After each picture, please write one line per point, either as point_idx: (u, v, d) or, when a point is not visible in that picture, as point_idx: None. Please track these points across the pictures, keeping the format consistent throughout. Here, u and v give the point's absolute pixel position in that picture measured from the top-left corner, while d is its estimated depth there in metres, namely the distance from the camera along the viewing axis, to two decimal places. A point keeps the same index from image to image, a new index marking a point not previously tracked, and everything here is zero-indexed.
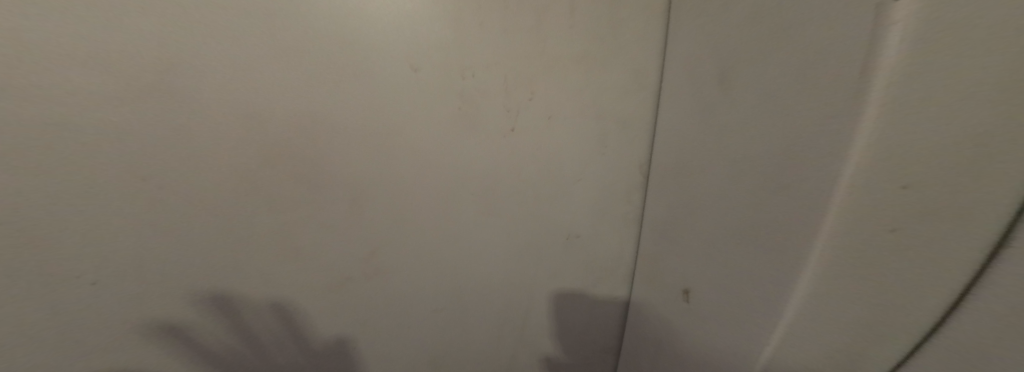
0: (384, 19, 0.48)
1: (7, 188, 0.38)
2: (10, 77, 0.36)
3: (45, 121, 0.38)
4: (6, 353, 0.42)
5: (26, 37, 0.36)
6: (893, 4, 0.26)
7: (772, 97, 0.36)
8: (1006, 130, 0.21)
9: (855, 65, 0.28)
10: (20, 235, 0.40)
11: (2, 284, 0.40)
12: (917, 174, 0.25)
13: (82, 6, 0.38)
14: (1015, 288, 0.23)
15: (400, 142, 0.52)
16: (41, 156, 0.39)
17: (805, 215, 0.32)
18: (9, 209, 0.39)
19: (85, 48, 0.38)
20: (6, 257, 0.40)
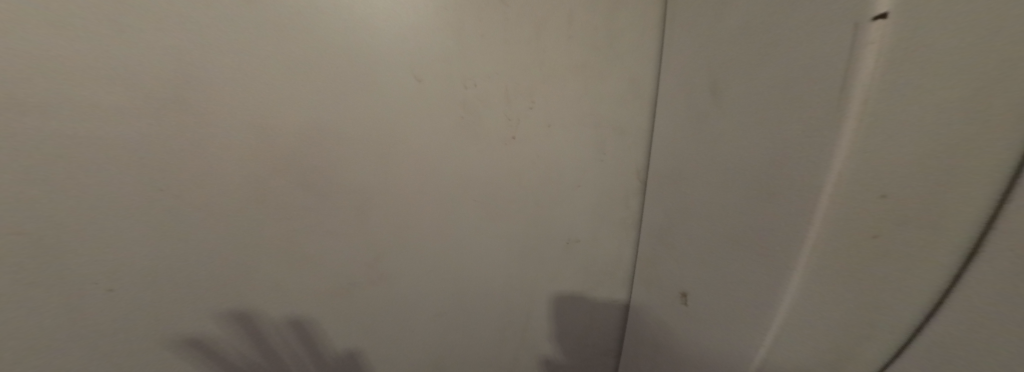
0: (388, 31, 0.50)
1: (37, 196, 0.41)
2: (37, 92, 0.39)
3: (70, 133, 0.41)
4: (35, 351, 0.45)
5: (52, 55, 0.39)
6: (869, 24, 0.28)
7: (760, 108, 0.38)
8: (974, 144, 0.24)
9: (835, 79, 0.30)
10: (48, 240, 0.42)
11: (31, 285, 0.43)
12: (896, 184, 0.27)
13: (104, 26, 0.40)
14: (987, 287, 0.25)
15: (404, 149, 0.54)
16: (67, 168, 0.41)
17: (792, 219, 0.34)
18: (39, 215, 0.41)
19: (107, 64, 0.41)
20: (35, 260, 0.42)
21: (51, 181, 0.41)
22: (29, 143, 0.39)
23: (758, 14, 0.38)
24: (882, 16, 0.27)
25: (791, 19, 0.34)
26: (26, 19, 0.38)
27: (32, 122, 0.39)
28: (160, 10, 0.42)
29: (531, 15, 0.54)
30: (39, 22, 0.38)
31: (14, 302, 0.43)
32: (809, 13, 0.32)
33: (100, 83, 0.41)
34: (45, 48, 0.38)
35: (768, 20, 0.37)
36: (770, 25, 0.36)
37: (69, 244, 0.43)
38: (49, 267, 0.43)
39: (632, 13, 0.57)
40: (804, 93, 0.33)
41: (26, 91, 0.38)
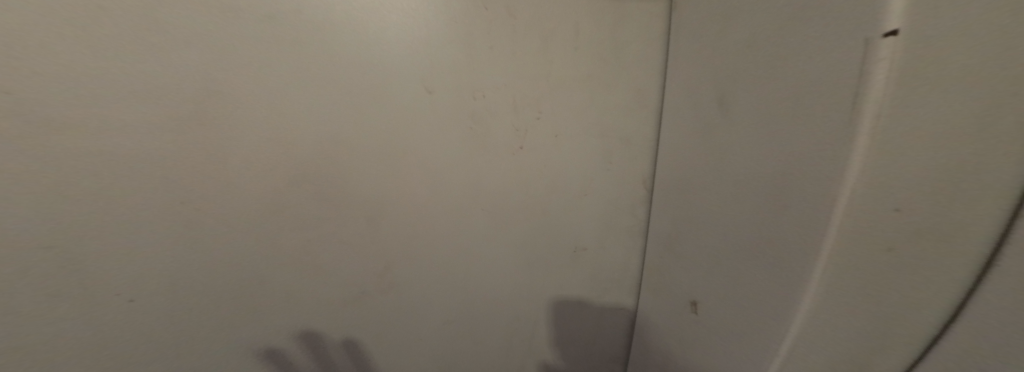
0: (399, 44, 0.51)
1: (55, 214, 0.42)
2: (56, 110, 0.40)
3: (88, 150, 0.41)
4: (48, 367, 0.45)
5: (73, 74, 0.40)
6: (879, 40, 0.28)
7: (768, 120, 0.38)
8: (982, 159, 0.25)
9: (845, 94, 0.30)
10: (65, 257, 0.43)
11: (46, 302, 0.43)
12: (910, 198, 0.28)
13: (125, 44, 0.41)
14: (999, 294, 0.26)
15: (415, 160, 0.54)
16: (88, 181, 0.42)
17: (806, 233, 0.34)
18: (56, 233, 0.42)
19: (129, 82, 0.42)
20: (52, 277, 0.43)
21: (70, 194, 0.42)
22: (48, 157, 0.40)
23: (766, 28, 0.38)
24: (892, 33, 0.27)
25: (798, 33, 0.35)
26: (46, 36, 0.38)
27: (52, 137, 0.40)
28: (179, 27, 0.43)
29: (539, 26, 0.55)
30: (61, 40, 0.39)
31: (33, 317, 0.43)
32: (818, 27, 0.33)
33: (122, 100, 0.42)
34: (69, 66, 0.39)
35: (775, 34, 0.37)
36: (779, 38, 0.37)
37: (88, 258, 0.44)
38: (70, 279, 0.44)
39: (638, 25, 0.58)
40: (815, 107, 0.33)
41: (45, 108, 0.39)
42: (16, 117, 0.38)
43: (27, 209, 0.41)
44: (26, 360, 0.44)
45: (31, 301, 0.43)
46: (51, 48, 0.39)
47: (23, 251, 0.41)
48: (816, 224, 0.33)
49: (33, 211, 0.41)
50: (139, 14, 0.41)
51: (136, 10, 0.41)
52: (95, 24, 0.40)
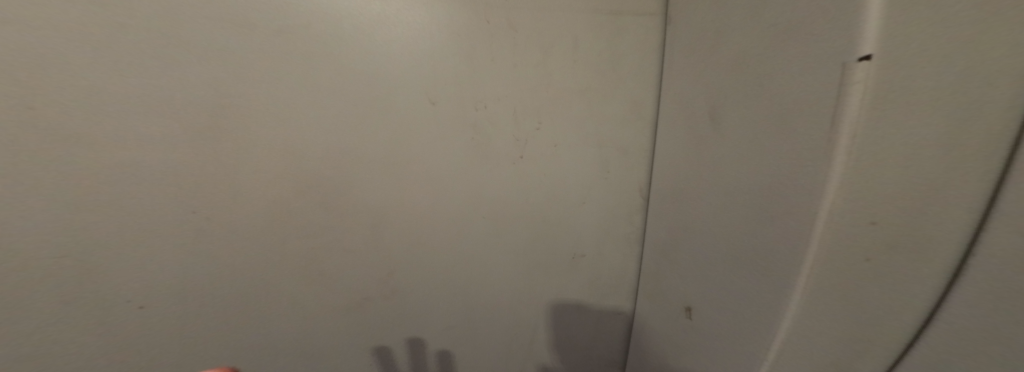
0: (404, 57, 0.53)
1: (80, 223, 0.45)
2: (84, 125, 0.43)
3: (112, 163, 0.45)
4: (67, 366, 0.48)
5: (100, 93, 0.43)
6: (854, 65, 0.29)
7: (755, 135, 0.40)
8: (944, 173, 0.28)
9: (825, 114, 0.32)
10: (87, 263, 0.46)
11: (70, 304, 0.47)
12: (886, 212, 0.30)
13: (146, 63, 0.44)
14: (965, 298, 0.28)
15: (417, 169, 0.56)
16: (112, 192, 0.45)
17: (789, 244, 0.36)
18: (81, 240, 0.46)
19: (149, 98, 0.45)
20: (75, 281, 0.46)
21: (95, 204, 0.45)
22: (77, 171, 0.44)
23: (753, 46, 0.41)
24: (866, 58, 0.29)
25: (781, 54, 0.37)
26: (82, 60, 0.42)
27: (83, 152, 0.44)
28: (197, 45, 0.45)
29: (538, 40, 0.57)
30: (94, 64, 0.43)
31: (59, 317, 0.47)
32: (800, 49, 0.35)
33: (145, 116, 0.45)
34: (97, 87, 0.43)
35: (763, 52, 0.39)
36: (765, 58, 0.39)
37: (107, 264, 0.47)
38: (91, 285, 0.47)
39: (635, 38, 0.60)
40: (798, 124, 0.35)
41: (76, 123, 0.43)
42: (52, 132, 0.42)
43: (57, 218, 0.44)
44: (53, 361, 0.48)
45: (57, 302, 0.46)
46: (81, 68, 0.42)
47: (51, 257, 0.45)
48: (800, 236, 0.35)
49: (58, 221, 0.44)
50: (159, 33, 0.44)
51: (156, 29, 0.44)
52: (123, 47, 0.43)
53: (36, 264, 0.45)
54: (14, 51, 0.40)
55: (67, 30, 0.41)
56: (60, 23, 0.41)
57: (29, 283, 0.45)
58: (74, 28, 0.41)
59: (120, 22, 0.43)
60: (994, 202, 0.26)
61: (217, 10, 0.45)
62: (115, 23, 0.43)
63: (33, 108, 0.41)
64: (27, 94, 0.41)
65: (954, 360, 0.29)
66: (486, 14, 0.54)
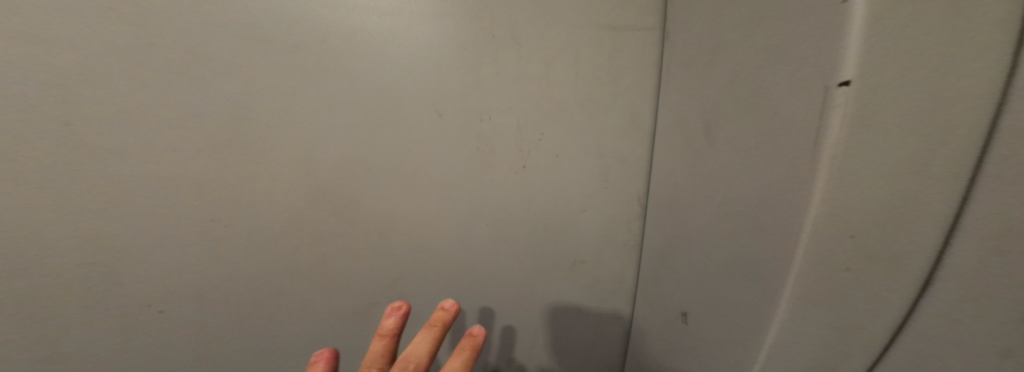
0: (412, 70, 0.55)
1: (104, 231, 0.48)
2: (112, 139, 0.46)
3: (135, 173, 0.47)
4: (88, 368, 0.51)
5: (128, 108, 0.46)
6: (835, 91, 0.32)
7: (746, 151, 0.43)
8: (915, 191, 0.30)
9: (809, 134, 0.34)
10: (110, 269, 0.49)
11: (93, 307, 0.49)
12: (865, 226, 0.33)
13: (168, 79, 0.47)
14: (934, 302, 0.31)
15: (424, 178, 0.58)
16: (135, 202, 0.48)
17: (777, 254, 0.39)
18: (104, 248, 0.48)
19: (170, 112, 0.47)
20: (98, 286, 0.49)
21: (119, 213, 0.48)
22: (105, 181, 0.46)
23: (745, 68, 0.43)
24: (845, 83, 0.31)
25: (769, 76, 0.40)
26: (111, 77, 0.45)
27: (110, 164, 0.46)
28: (218, 61, 0.48)
29: (542, 54, 0.59)
30: (121, 81, 0.45)
31: (82, 320, 0.49)
32: (788, 71, 0.38)
33: (166, 129, 0.47)
34: (126, 102, 0.46)
35: (754, 72, 0.42)
36: (755, 79, 0.42)
37: (128, 270, 0.49)
38: (114, 290, 0.49)
39: (635, 52, 0.62)
40: (786, 142, 0.37)
41: (105, 136, 0.45)
42: (82, 145, 0.45)
43: (83, 226, 0.47)
44: (74, 362, 0.50)
45: (81, 306, 0.49)
46: (110, 85, 0.45)
47: (77, 264, 0.47)
48: (785, 246, 0.38)
49: (88, 229, 0.47)
50: (182, 50, 0.46)
51: (179, 45, 0.46)
52: (149, 64, 0.46)
53: (64, 270, 0.47)
54: (48, 68, 0.43)
55: (99, 49, 0.44)
56: (92, 43, 0.44)
57: (57, 288, 0.47)
58: (107, 47, 0.44)
59: (147, 40, 0.45)
60: (964, 209, 0.29)
61: (236, 26, 0.47)
62: (141, 41, 0.45)
63: (64, 123, 0.44)
64: (60, 109, 0.44)
65: (926, 358, 0.32)
66: (491, 29, 0.57)
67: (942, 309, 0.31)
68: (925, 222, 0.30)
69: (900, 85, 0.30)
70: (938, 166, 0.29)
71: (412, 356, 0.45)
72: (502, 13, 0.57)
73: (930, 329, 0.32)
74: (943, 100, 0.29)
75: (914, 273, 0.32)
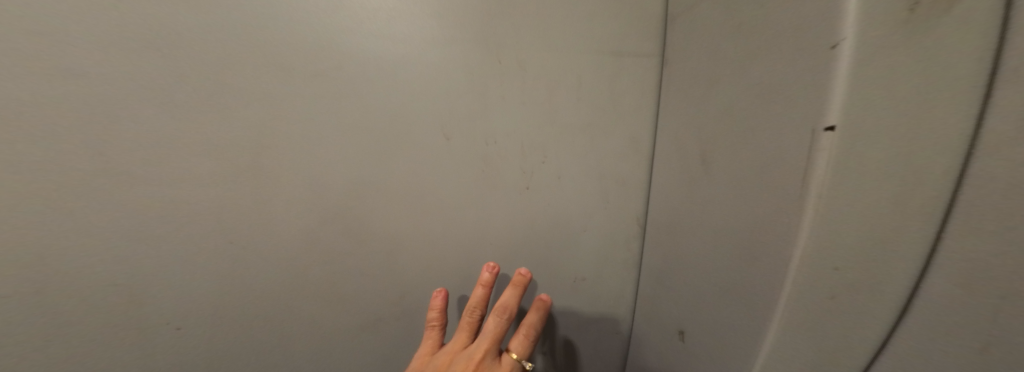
0: (422, 94, 0.57)
1: (129, 253, 0.49)
2: (141, 166, 0.48)
3: (159, 198, 0.49)
4: None
5: (155, 136, 0.48)
6: (820, 135, 0.36)
7: (741, 182, 0.46)
8: (894, 228, 0.33)
9: (798, 172, 0.38)
10: (131, 289, 0.50)
11: (112, 327, 0.51)
12: (847, 260, 0.35)
13: (194, 109, 0.49)
14: (911, 331, 0.34)
15: (432, 198, 0.60)
16: (157, 225, 0.50)
17: (770, 279, 0.42)
18: (127, 269, 0.50)
19: (193, 140, 0.49)
20: (121, 305, 0.51)
21: (142, 236, 0.50)
22: (131, 206, 0.48)
23: (739, 103, 0.46)
24: (830, 128, 0.35)
25: (762, 114, 0.43)
26: (142, 107, 0.47)
27: (137, 189, 0.48)
28: (237, 85, 0.50)
29: (546, 80, 0.62)
30: (151, 111, 0.47)
31: (99, 339, 0.50)
32: (780, 110, 0.41)
33: (191, 155, 0.49)
34: (154, 130, 0.48)
35: (749, 107, 0.45)
36: (748, 116, 0.45)
37: (147, 290, 0.51)
38: (134, 308, 0.51)
39: (634, 78, 0.65)
40: (778, 176, 0.41)
41: (134, 164, 0.48)
42: (112, 173, 0.47)
43: (107, 249, 0.49)
44: None
45: (102, 325, 0.50)
46: (141, 115, 0.47)
47: (99, 285, 0.49)
48: (774, 273, 0.42)
49: (103, 247, 0.48)
50: (206, 80, 0.49)
51: (204, 76, 0.48)
52: (174, 91, 0.48)
53: (76, 289, 0.48)
54: (83, 100, 0.45)
55: (131, 82, 0.46)
56: (124, 77, 0.46)
57: (79, 307, 0.49)
58: (137, 79, 0.46)
59: (174, 72, 0.47)
60: (939, 242, 0.32)
61: (257, 56, 0.50)
62: (169, 72, 0.47)
63: (98, 153, 0.46)
64: (89, 133, 0.46)
65: None
66: (498, 56, 0.59)
67: (915, 335, 0.34)
68: (901, 258, 0.33)
69: (879, 128, 0.32)
70: (913, 204, 0.32)
71: (505, 305, 0.60)
72: (509, 41, 0.59)
73: (904, 354, 0.34)
74: (918, 142, 0.31)
75: (891, 303, 0.34)
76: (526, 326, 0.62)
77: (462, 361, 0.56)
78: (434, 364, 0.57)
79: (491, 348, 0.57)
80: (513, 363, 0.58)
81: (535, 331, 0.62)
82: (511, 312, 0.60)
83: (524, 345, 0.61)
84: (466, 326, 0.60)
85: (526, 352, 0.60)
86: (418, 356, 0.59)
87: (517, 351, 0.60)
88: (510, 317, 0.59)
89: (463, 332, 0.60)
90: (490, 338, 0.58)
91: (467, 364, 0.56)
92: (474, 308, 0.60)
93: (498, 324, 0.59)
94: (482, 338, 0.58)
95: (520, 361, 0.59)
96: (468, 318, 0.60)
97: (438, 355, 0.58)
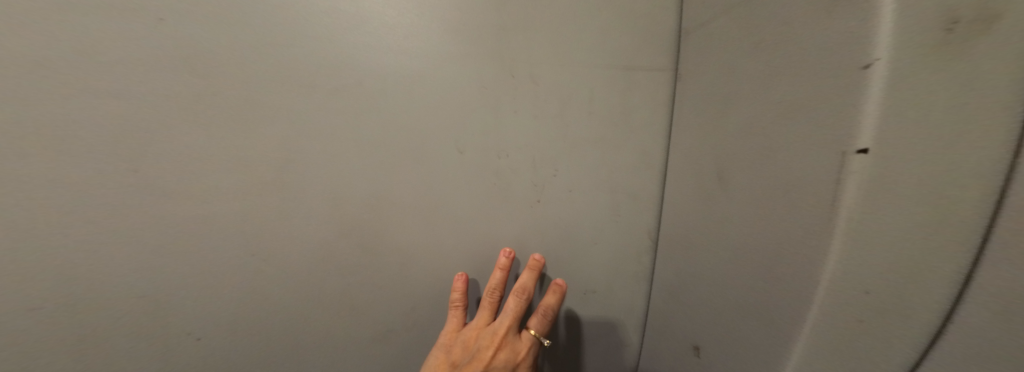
0: (435, 109, 0.57)
1: (151, 267, 0.50)
2: (164, 180, 0.49)
3: (178, 213, 0.50)
4: None
5: (175, 152, 0.48)
6: (851, 157, 0.35)
7: (760, 202, 0.45)
8: (925, 253, 0.32)
9: (827, 195, 0.37)
10: (150, 302, 0.51)
11: (131, 339, 0.51)
12: (876, 284, 0.35)
13: (213, 124, 0.49)
14: (942, 361, 0.32)
15: (445, 212, 0.60)
16: (176, 239, 0.50)
17: (794, 300, 0.42)
18: (147, 283, 0.50)
19: (213, 155, 0.49)
20: (140, 318, 0.51)
21: (162, 250, 0.50)
22: (152, 220, 0.49)
23: (759, 120, 0.45)
24: (862, 151, 0.34)
25: (784, 133, 0.42)
26: (164, 123, 0.47)
27: (158, 204, 0.49)
28: (253, 101, 0.50)
29: (559, 94, 0.61)
30: (173, 127, 0.48)
31: (117, 352, 0.51)
32: (804, 131, 0.40)
33: (210, 171, 0.50)
34: (174, 146, 0.48)
35: (770, 126, 0.44)
36: (768, 134, 0.44)
37: (165, 303, 0.51)
38: (151, 321, 0.52)
39: (647, 91, 0.64)
40: (804, 198, 0.40)
41: (156, 180, 0.48)
42: (134, 189, 0.48)
43: (129, 263, 0.49)
44: None
45: (119, 338, 0.51)
46: (161, 131, 0.47)
47: (121, 297, 0.50)
48: (805, 298, 0.40)
49: (126, 261, 0.49)
50: (226, 96, 0.49)
51: (223, 92, 0.49)
52: (193, 107, 0.48)
53: (98, 301, 0.49)
54: (108, 117, 0.45)
55: (153, 99, 0.47)
56: (148, 94, 0.46)
57: (98, 320, 0.50)
58: (159, 96, 0.47)
59: (195, 88, 0.48)
60: (974, 273, 0.30)
61: (274, 72, 0.50)
62: (188, 89, 0.48)
63: (125, 169, 0.47)
64: (115, 150, 0.46)
65: None
66: (511, 69, 0.59)
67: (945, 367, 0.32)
68: (933, 284, 0.32)
69: (912, 152, 0.31)
70: (946, 231, 0.31)
71: (523, 287, 0.63)
72: (523, 55, 0.59)
73: None
74: (952, 169, 0.30)
75: (920, 329, 0.33)
76: (544, 308, 0.64)
77: (488, 336, 0.61)
78: (462, 340, 0.61)
79: (512, 326, 0.61)
80: (532, 339, 0.63)
81: (552, 312, 0.64)
82: (529, 294, 0.63)
83: (542, 323, 0.64)
84: (488, 306, 0.62)
85: (544, 330, 0.64)
86: (444, 333, 0.62)
87: (536, 328, 0.64)
88: (528, 298, 0.62)
89: (485, 310, 0.62)
90: (511, 317, 0.62)
91: (493, 338, 0.61)
92: (493, 290, 0.61)
93: (517, 303, 0.63)
94: (503, 317, 0.62)
95: (539, 337, 0.63)
96: (489, 298, 0.62)
97: (463, 331, 0.61)
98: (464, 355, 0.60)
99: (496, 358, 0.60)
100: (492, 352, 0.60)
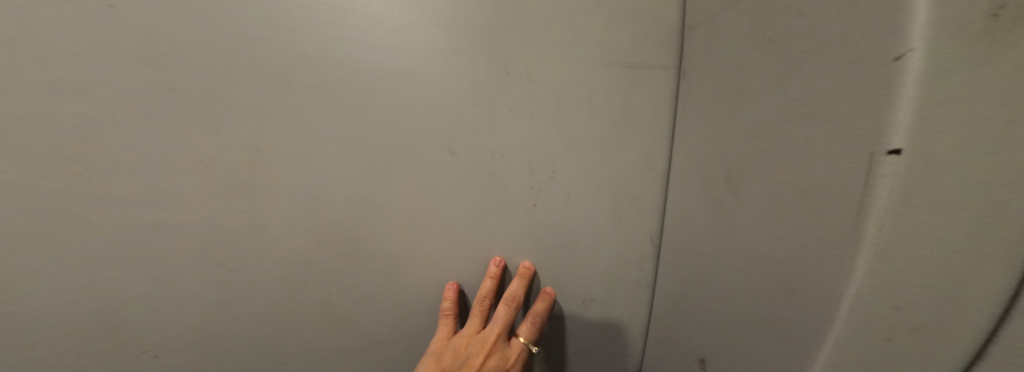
0: (425, 109, 0.53)
1: (111, 277, 0.46)
2: (124, 184, 0.45)
3: (142, 219, 0.46)
4: None
5: (139, 153, 0.45)
6: (880, 160, 0.31)
7: (775, 207, 0.42)
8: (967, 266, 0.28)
9: (853, 202, 0.33)
10: (112, 315, 0.47)
11: (92, 354, 0.48)
12: (909, 300, 0.31)
13: (180, 124, 0.45)
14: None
15: (435, 217, 0.56)
16: (140, 248, 0.47)
17: (816, 316, 0.38)
18: (109, 294, 0.47)
19: (181, 157, 0.46)
20: (101, 332, 0.47)
21: (125, 259, 0.46)
22: (112, 227, 0.45)
23: (773, 119, 0.42)
24: (894, 152, 0.30)
25: (802, 133, 0.39)
26: (126, 122, 0.44)
27: (120, 210, 0.45)
28: (227, 100, 0.46)
29: (556, 92, 0.58)
30: (134, 127, 0.44)
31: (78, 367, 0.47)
32: (824, 131, 0.36)
33: (177, 174, 0.46)
34: (138, 147, 0.45)
35: (785, 125, 0.40)
36: (783, 134, 0.40)
37: (128, 316, 0.48)
38: (114, 335, 0.48)
39: (649, 89, 0.60)
40: (824, 204, 0.36)
41: (116, 183, 0.45)
42: (92, 193, 0.44)
43: (87, 273, 0.45)
44: None
45: (80, 353, 0.47)
46: (122, 131, 0.44)
47: (80, 310, 0.46)
48: (824, 315, 0.37)
49: (85, 271, 0.45)
50: (194, 93, 0.45)
51: (190, 89, 0.45)
52: (159, 106, 0.45)
53: (53, 315, 0.45)
54: (62, 116, 0.42)
55: (113, 96, 0.43)
56: (106, 90, 0.43)
57: (55, 335, 0.46)
58: (118, 93, 0.43)
59: (161, 84, 0.44)
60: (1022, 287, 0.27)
61: (249, 68, 0.47)
62: (153, 85, 0.44)
63: (77, 172, 0.43)
64: (69, 151, 0.43)
65: None
66: (506, 66, 0.55)
67: None
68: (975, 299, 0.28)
69: (953, 154, 0.28)
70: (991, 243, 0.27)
71: (513, 295, 0.60)
72: (518, 51, 0.55)
73: None
74: (998, 172, 0.26)
75: (958, 348, 0.29)
76: (533, 315, 0.61)
77: (478, 343, 0.59)
78: (451, 348, 0.58)
79: (502, 333, 0.59)
80: (523, 345, 0.61)
81: (541, 319, 0.61)
82: (519, 302, 0.60)
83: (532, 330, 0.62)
84: (478, 313, 0.59)
85: (534, 337, 0.61)
86: (433, 341, 0.59)
87: (524, 335, 0.61)
88: (518, 306, 0.60)
89: (476, 318, 0.59)
90: (501, 324, 0.60)
91: (483, 346, 0.59)
92: (483, 298, 0.59)
93: (507, 311, 0.60)
94: (493, 324, 0.60)
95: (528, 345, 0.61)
96: (479, 306, 0.59)
97: (453, 339, 0.59)
98: (453, 364, 0.57)
99: (487, 365, 0.57)
100: (482, 360, 0.58)
